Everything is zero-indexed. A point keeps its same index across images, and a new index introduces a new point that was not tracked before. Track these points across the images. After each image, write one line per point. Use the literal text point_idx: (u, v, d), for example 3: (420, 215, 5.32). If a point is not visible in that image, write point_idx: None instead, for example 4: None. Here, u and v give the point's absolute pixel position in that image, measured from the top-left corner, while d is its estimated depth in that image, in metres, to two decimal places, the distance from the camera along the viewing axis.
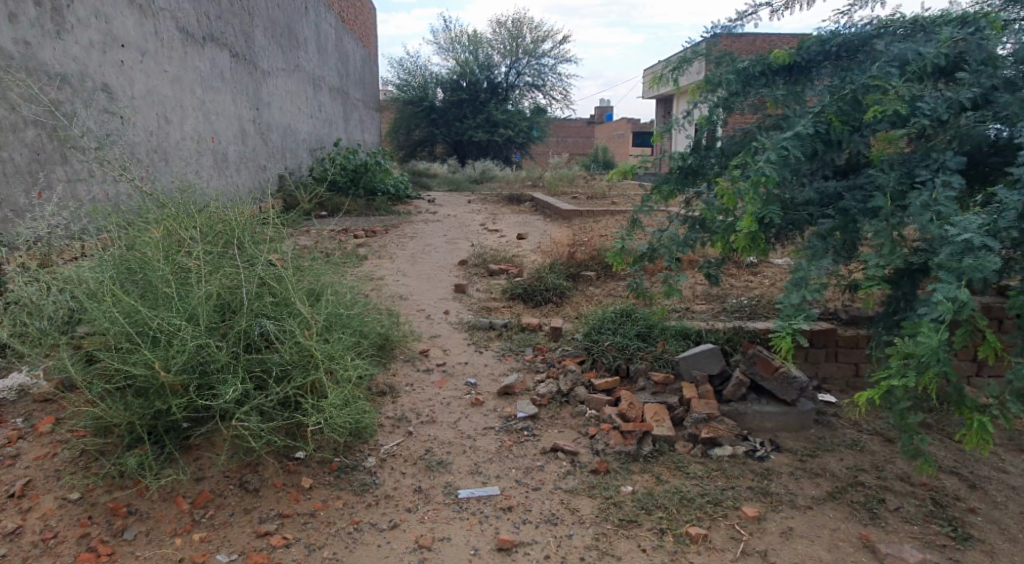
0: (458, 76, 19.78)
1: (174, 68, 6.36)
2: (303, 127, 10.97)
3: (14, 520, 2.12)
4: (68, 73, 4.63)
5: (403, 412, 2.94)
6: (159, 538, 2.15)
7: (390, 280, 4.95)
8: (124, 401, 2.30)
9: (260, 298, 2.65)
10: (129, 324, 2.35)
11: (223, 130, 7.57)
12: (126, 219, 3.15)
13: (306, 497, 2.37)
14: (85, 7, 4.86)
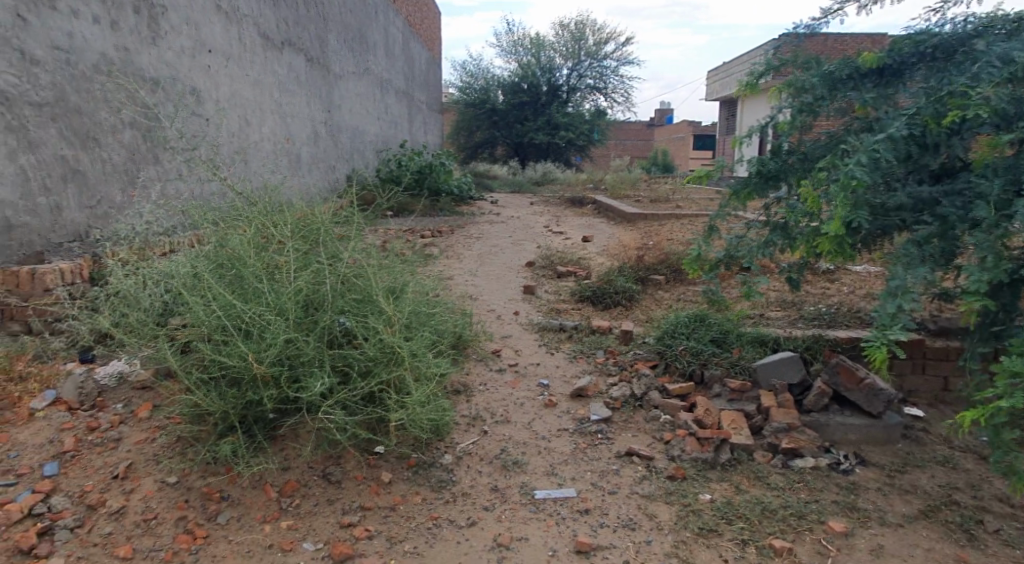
0: (520, 78, 19.87)
1: (255, 72, 6.63)
2: (371, 128, 11.25)
3: (118, 500, 2.27)
4: (162, 77, 4.90)
5: (477, 411, 2.96)
6: (249, 523, 2.24)
7: (460, 280, 5.00)
8: (218, 390, 2.40)
9: (343, 295, 2.72)
10: (224, 317, 2.47)
11: (298, 132, 7.84)
12: (217, 216, 3.32)
13: (386, 491, 2.42)
14: (177, 14, 5.13)
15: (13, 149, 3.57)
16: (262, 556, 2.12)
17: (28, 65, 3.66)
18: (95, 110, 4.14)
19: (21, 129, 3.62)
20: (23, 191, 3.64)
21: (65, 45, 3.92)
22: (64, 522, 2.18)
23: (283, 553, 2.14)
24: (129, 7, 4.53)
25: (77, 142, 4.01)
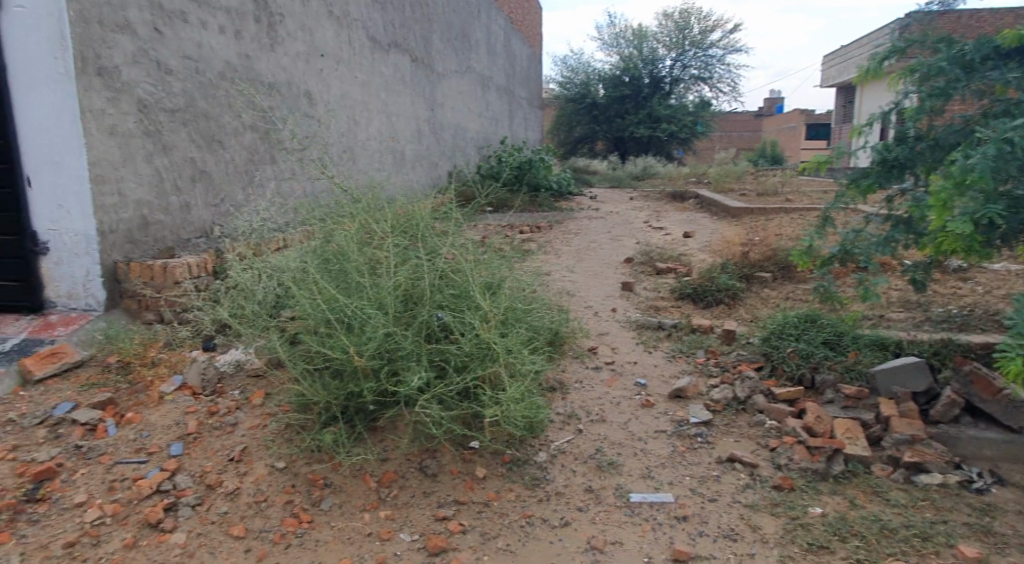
0: (622, 71, 19.54)
1: (363, 74, 6.90)
2: (472, 125, 11.44)
3: (234, 482, 2.42)
4: (277, 82, 5.21)
5: (572, 409, 2.93)
6: (350, 511, 2.33)
7: (557, 276, 4.97)
8: (323, 381, 2.52)
9: (441, 290, 2.77)
10: (328, 311, 2.58)
11: (402, 131, 8.10)
12: (325, 213, 3.48)
13: (481, 487, 2.44)
14: (294, 21, 5.47)
15: (150, 152, 3.90)
16: (362, 544, 2.20)
17: (163, 74, 3.99)
18: (219, 114, 4.49)
19: (157, 133, 3.95)
20: (158, 191, 3.97)
21: (195, 54, 4.26)
22: (186, 500, 2.36)
23: (381, 542, 2.21)
24: (250, 16, 4.87)
25: (203, 143, 4.35)
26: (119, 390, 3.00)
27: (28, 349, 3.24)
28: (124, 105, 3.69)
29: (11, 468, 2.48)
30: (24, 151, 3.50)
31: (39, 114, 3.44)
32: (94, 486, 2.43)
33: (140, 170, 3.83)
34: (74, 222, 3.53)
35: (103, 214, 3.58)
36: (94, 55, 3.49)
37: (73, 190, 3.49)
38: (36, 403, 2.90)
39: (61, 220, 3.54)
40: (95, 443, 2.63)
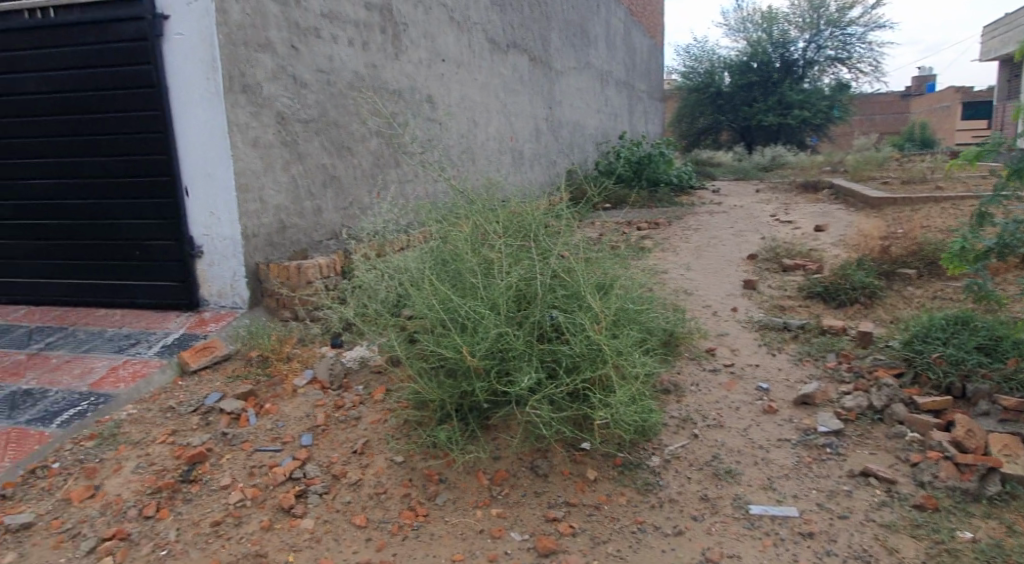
0: (749, 57, 18.60)
1: (482, 76, 7.06)
2: (590, 121, 11.37)
3: (357, 473, 2.58)
4: (400, 89, 5.46)
5: (688, 413, 2.83)
6: (463, 507, 2.40)
7: (675, 275, 4.83)
8: (437, 379, 2.60)
9: (552, 290, 2.77)
10: (443, 312, 2.66)
11: (520, 130, 8.20)
12: (443, 214, 3.60)
13: (591, 489, 2.43)
14: (416, 29, 5.70)
15: (287, 161, 4.21)
16: (474, 540, 2.26)
17: (298, 88, 4.30)
18: (347, 123, 4.77)
19: (293, 143, 4.26)
20: (293, 197, 4.29)
21: (327, 67, 4.56)
22: (315, 488, 2.54)
23: (493, 539, 2.26)
24: (377, 27, 5.13)
25: (333, 150, 4.65)
26: (259, 382, 3.27)
27: (185, 343, 3.61)
28: (265, 118, 4.02)
29: (170, 450, 2.79)
30: (182, 163, 3.85)
31: (195, 130, 3.79)
32: (237, 470, 2.67)
33: (279, 178, 4.15)
34: (224, 228, 3.88)
35: (247, 220, 3.91)
36: (240, 74, 3.82)
37: (222, 199, 3.84)
38: (191, 392, 3.23)
39: (212, 226, 3.90)
40: (239, 431, 2.90)
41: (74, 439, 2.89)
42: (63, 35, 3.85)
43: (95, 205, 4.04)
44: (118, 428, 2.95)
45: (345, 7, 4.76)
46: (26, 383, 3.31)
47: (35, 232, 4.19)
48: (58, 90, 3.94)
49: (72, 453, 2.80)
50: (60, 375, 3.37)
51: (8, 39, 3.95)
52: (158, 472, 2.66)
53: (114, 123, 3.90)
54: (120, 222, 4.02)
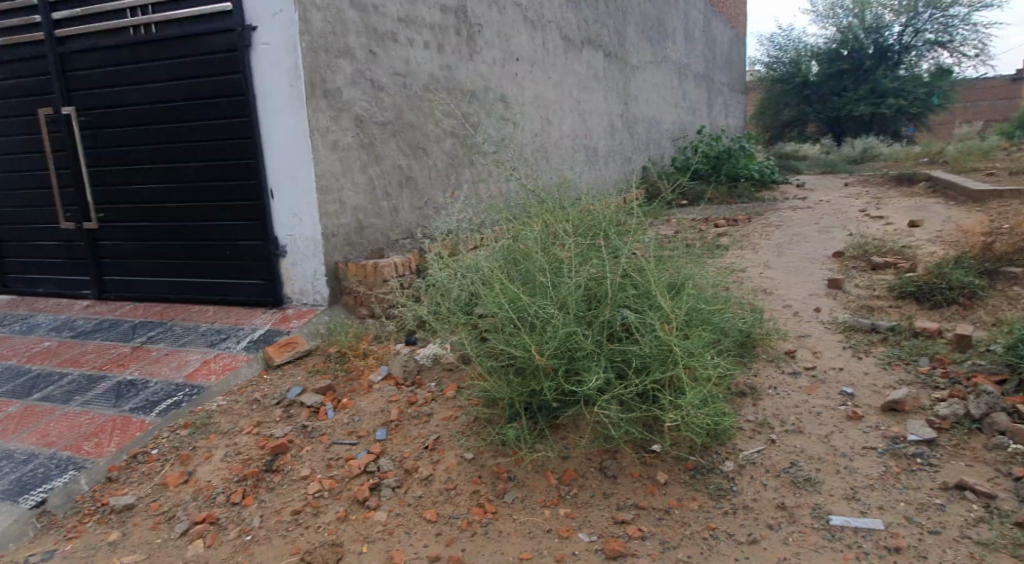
0: (839, 44, 17.70)
1: (556, 74, 7.05)
2: (667, 117, 11.13)
3: (428, 469, 2.64)
4: (474, 90, 5.53)
5: (765, 417, 2.73)
6: (531, 506, 2.41)
7: (754, 273, 4.65)
8: (507, 377, 2.62)
9: (623, 289, 2.73)
10: (512, 311, 2.69)
11: (594, 127, 8.13)
12: (515, 214, 3.62)
13: (662, 492, 2.39)
14: (490, 30, 5.75)
15: (364, 163, 4.35)
16: (542, 539, 2.26)
17: (376, 91, 4.42)
18: (421, 124, 4.87)
19: (370, 145, 4.40)
20: (370, 198, 4.42)
21: (403, 70, 4.67)
22: (388, 481, 2.61)
23: (561, 539, 2.26)
24: (452, 29, 5.22)
25: (409, 151, 4.76)
26: (337, 377, 3.39)
27: (270, 338, 3.79)
28: (344, 122, 4.16)
29: (255, 441, 2.93)
30: (268, 167, 4.04)
31: (280, 135, 3.97)
32: (315, 461, 2.78)
33: (357, 180, 4.29)
34: (306, 228, 4.05)
35: (327, 221, 4.06)
36: (321, 80, 3.97)
37: (305, 200, 4.00)
38: (275, 385, 3.39)
39: (295, 226, 4.07)
40: (317, 424, 3.02)
41: (170, 427, 3.10)
42: (162, 49, 4.11)
43: (190, 208, 4.29)
44: (209, 418, 3.14)
45: (421, 11, 4.86)
46: (130, 373, 3.58)
47: (136, 233, 4.48)
48: (157, 101, 4.20)
49: (169, 440, 3.00)
50: (159, 367, 3.62)
51: (114, 55, 4.23)
52: (244, 461, 2.81)
53: (208, 130, 4.13)
54: (213, 223, 4.26)
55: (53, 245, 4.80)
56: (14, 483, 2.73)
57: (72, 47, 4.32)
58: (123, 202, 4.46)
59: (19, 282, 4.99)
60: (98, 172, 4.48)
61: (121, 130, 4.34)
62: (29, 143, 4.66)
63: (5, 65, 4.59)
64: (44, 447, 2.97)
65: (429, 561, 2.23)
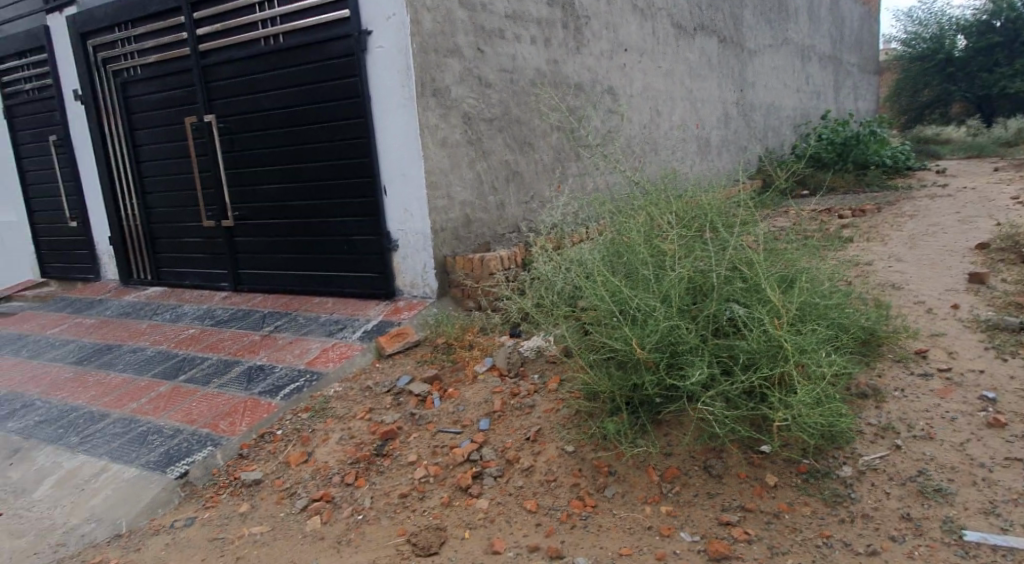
0: (992, 15, 16.22)
1: (666, 63, 6.87)
2: (788, 102, 10.56)
3: (529, 460, 2.67)
4: (580, 83, 5.52)
5: (890, 420, 2.53)
6: (632, 502, 2.38)
7: (881, 267, 4.32)
8: (608, 371, 2.61)
9: (730, 283, 2.64)
10: (614, 304, 2.67)
11: (707, 117, 7.86)
12: (620, 206, 3.60)
13: (771, 495, 2.29)
14: (598, 21, 5.70)
15: (472, 159, 4.45)
16: (643, 536, 2.23)
17: (483, 88, 4.52)
18: (526, 119, 4.92)
19: (478, 141, 4.49)
20: (478, 193, 4.52)
21: (510, 66, 4.74)
22: (490, 470, 2.67)
23: (661, 538, 2.21)
24: (559, 23, 5.22)
25: (515, 146, 4.83)
26: (444, 367, 3.51)
27: (383, 329, 3.98)
28: (452, 119, 4.28)
29: (368, 426, 3.10)
30: (381, 165, 4.24)
31: (393, 133, 4.15)
32: (422, 448, 2.89)
33: (465, 175, 4.40)
34: (416, 223, 4.20)
35: (436, 216, 4.20)
36: (431, 79, 4.10)
37: (415, 196, 4.16)
38: (387, 373, 3.56)
39: (406, 221, 4.24)
40: (424, 412, 3.14)
41: (293, 410, 3.33)
42: (289, 57, 4.40)
43: (312, 205, 4.58)
44: (327, 403, 3.35)
45: (529, 6, 4.90)
46: (259, 359, 3.89)
47: (266, 230, 4.85)
48: (284, 105, 4.51)
49: (292, 422, 3.23)
50: (284, 354, 3.90)
51: (247, 65, 4.59)
52: (358, 444, 2.97)
53: (327, 132, 4.38)
54: (332, 219, 4.52)
55: (197, 242, 5.29)
56: (162, 456, 3.04)
57: (212, 60, 4.73)
58: (254, 201, 4.83)
59: (168, 275, 5.54)
60: (233, 174, 4.88)
61: (253, 134, 4.70)
62: (176, 149, 5.17)
63: (157, 80, 5.10)
64: (187, 423, 3.30)
65: (528, 551, 2.26)
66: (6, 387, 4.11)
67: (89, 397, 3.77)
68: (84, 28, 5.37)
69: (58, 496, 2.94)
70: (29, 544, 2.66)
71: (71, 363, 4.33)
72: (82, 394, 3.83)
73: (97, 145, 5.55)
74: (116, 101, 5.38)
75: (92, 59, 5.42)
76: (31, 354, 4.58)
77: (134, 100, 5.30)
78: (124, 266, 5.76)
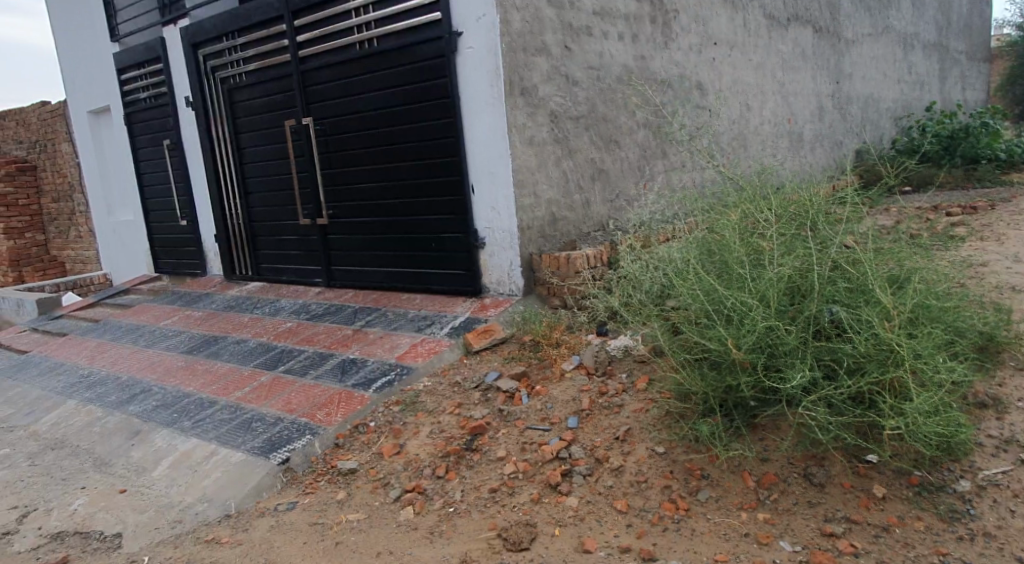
0: None
1: (758, 55, 6.64)
2: (889, 93, 9.97)
3: (619, 459, 2.65)
4: (668, 78, 5.43)
5: (1014, 433, 2.35)
6: (727, 507, 2.33)
7: (998, 268, 4.01)
8: (701, 371, 2.56)
9: (833, 283, 2.53)
10: (708, 303, 2.62)
11: (800, 111, 7.54)
12: (712, 204, 3.52)
13: (878, 508, 2.18)
14: (687, 14, 5.58)
15: (559, 156, 4.46)
16: (739, 543, 2.17)
17: (570, 86, 4.51)
18: (613, 116, 4.89)
19: (564, 139, 4.49)
20: (564, 192, 4.52)
21: (597, 63, 4.71)
22: (580, 469, 2.67)
23: (760, 546, 2.15)
24: (647, 18, 5.15)
25: (601, 143, 4.80)
26: (532, 364, 3.53)
27: (470, 325, 4.05)
28: (539, 118, 4.29)
29: (457, 421, 3.16)
30: (470, 164, 4.31)
31: (481, 133, 4.20)
32: (511, 444, 2.92)
33: (551, 173, 4.41)
34: (504, 222, 4.25)
35: (523, 214, 4.22)
36: (519, 78, 4.13)
37: (503, 194, 4.20)
38: (475, 369, 3.62)
39: (493, 220, 4.29)
40: (513, 408, 3.17)
41: (385, 402, 3.44)
42: (382, 61, 4.55)
43: (402, 204, 4.71)
44: (417, 397, 3.43)
45: (617, 2, 4.86)
46: (352, 353, 4.03)
47: (358, 228, 5.02)
48: (377, 108, 4.66)
49: (384, 414, 3.34)
50: (376, 348, 4.03)
51: (343, 69, 4.78)
52: (448, 438, 3.04)
53: (417, 132, 4.50)
54: (421, 218, 4.64)
55: (294, 239, 5.55)
56: (265, 442, 3.21)
57: (310, 65, 4.95)
58: (348, 201, 5.02)
59: (267, 271, 5.84)
60: (329, 174, 5.08)
61: (347, 136, 4.88)
62: (276, 151, 5.44)
63: (260, 85, 5.39)
64: (288, 412, 3.47)
65: (619, 551, 2.24)
66: (127, 373, 4.46)
67: (200, 384, 4.03)
68: (195, 38, 5.74)
69: (174, 476, 3.16)
70: (149, 519, 2.86)
71: (182, 352, 4.64)
72: (192, 382, 4.10)
73: (206, 148, 5.92)
74: (222, 106, 5.73)
75: (202, 67, 5.79)
76: (147, 344, 4.94)
77: (239, 105, 5.62)
78: (228, 262, 6.12)
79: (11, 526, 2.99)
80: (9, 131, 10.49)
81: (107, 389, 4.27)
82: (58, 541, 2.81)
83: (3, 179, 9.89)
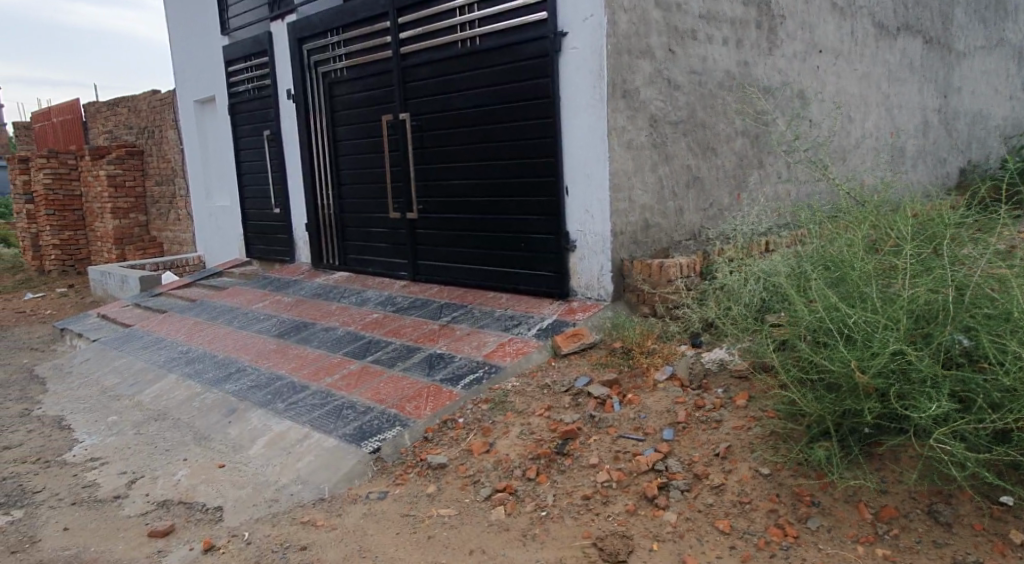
0: None
1: (864, 65, 6.34)
2: (999, 110, 9.33)
3: (720, 477, 2.54)
4: (770, 85, 5.23)
5: None
6: (841, 538, 2.19)
7: None
8: (816, 393, 2.43)
9: (971, 308, 2.35)
10: (829, 322, 2.48)
11: (904, 125, 7.15)
12: (824, 219, 3.36)
13: (1016, 555, 2.02)
14: (794, 21, 5.38)
15: (656, 161, 4.36)
16: None
17: (672, 90, 4.41)
18: (713, 123, 4.75)
19: (662, 144, 4.39)
20: (659, 198, 4.42)
21: (700, 68, 4.58)
22: (677, 483, 2.57)
23: None
24: (753, 23, 4.98)
25: (698, 150, 4.67)
26: (623, 372, 3.46)
27: (558, 328, 4.00)
28: (640, 121, 4.21)
29: (547, 423, 3.12)
30: (566, 165, 4.26)
31: (581, 133, 4.15)
32: (603, 451, 2.84)
33: (648, 179, 4.32)
34: (597, 225, 4.18)
35: (618, 218, 4.14)
36: (622, 80, 4.06)
37: (598, 197, 4.14)
38: (563, 372, 3.57)
39: (587, 222, 4.23)
40: (604, 415, 3.09)
41: (474, 400, 3.43)
42: (484, 59, 4.56)
43: (493, 202, 4.72)
44: (506, 396, 3.42)
45: (723, 6, 4.72)
46: (439, 348, 4.05)
47: (447, 224, 5.07)
48: (475, 105, 4.68)
49: (473, 412, 3.33)
50: (462, 345, 4.04)
51: (443, 66, 4.82)
52: (538, 441, 3.00)
53: (514, 131, 4.49)
54: (512, 217, 4.63)
55: (382, 232, 5.65)
56: (356, 430, 3.25)
57: (412, 61, 5.02)
58: (438, 196, 5.07)
59: (354, 261, 5.97)
60: (422, 170, 5.14)
61: (443, 133, 4.93)
62: (372, 145, 5.55)
63: (360, 80, 5.52)
64: (378, 402, 3.51)
65: None
66: (222, 352, 4.64)
67: (291, 368, 4.15)
68: (301, 33, 5.93)
69: (270, 455, 3.25)
70: (248, 495, 2.95)
71: (273, 335, 4.79)
72: (284, 365, 4.22)
73: (304, 140, 6.11)
74: (322, 99, 5.89)
75: (305, 61, 5.97)
76: (240, 326, 5.13)
77: (338, 98, 5.76)
78: (316, 251, 6.30)
79: (121, 490, 3.14)
80: (121, 117, 11.13)
81: (205, 365, 4.46)
82: (164, 509, 2.93)
83: (113, 162, 10.48)
